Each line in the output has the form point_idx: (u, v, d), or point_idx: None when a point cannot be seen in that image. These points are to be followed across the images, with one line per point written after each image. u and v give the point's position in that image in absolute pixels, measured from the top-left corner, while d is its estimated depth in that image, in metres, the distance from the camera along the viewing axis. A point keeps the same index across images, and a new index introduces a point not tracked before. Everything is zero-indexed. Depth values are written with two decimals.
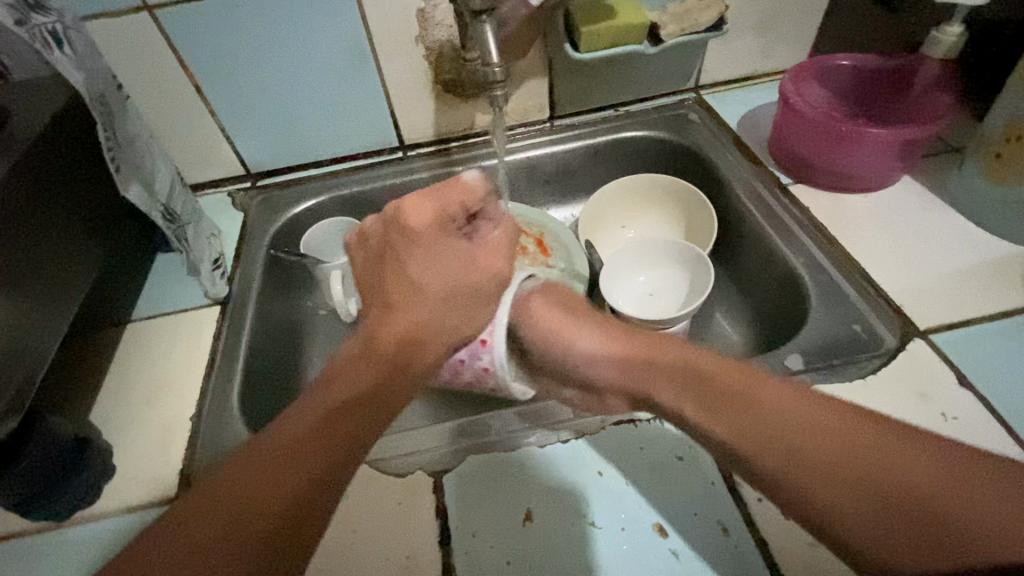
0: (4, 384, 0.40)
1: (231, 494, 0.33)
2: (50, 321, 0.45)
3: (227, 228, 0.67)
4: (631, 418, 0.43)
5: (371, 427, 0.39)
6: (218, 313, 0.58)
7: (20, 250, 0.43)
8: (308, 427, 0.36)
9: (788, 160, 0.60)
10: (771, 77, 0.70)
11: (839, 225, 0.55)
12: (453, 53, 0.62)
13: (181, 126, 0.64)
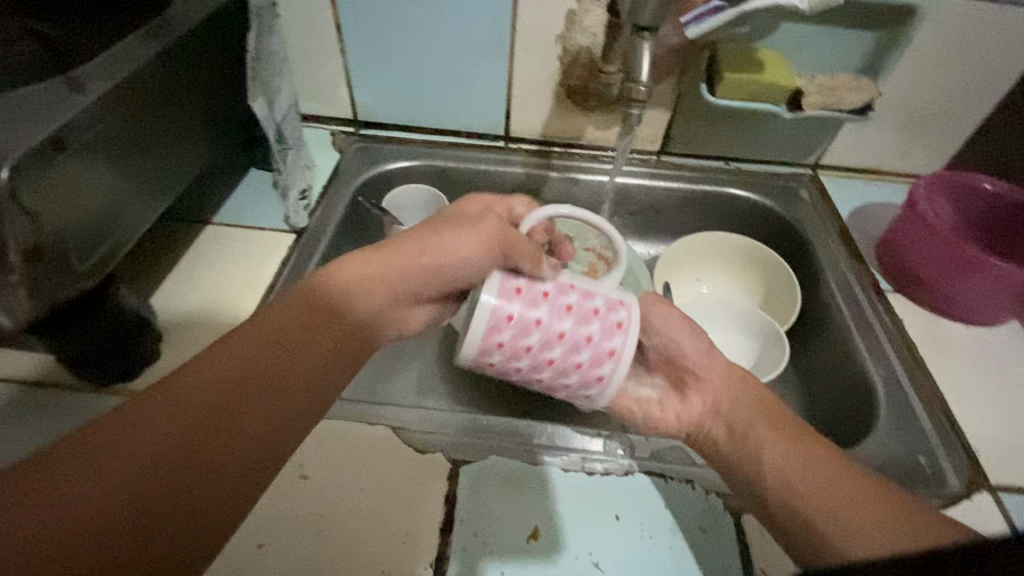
0: (100, 242, 0.43)
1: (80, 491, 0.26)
2: (151, 200, 0.47)
3: (321, 164, 0.68)
4: (662, 473, 0.42)
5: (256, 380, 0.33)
6: (292, 240, 0.59)
7: (148, 129, 0.45)
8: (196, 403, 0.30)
9: (893, 267, 0.57)
10: (893, 177, 0.68)
11: (928, 347, 0.52)
12: (587, 61, 0.62)
13: (312, 58, 0.66)
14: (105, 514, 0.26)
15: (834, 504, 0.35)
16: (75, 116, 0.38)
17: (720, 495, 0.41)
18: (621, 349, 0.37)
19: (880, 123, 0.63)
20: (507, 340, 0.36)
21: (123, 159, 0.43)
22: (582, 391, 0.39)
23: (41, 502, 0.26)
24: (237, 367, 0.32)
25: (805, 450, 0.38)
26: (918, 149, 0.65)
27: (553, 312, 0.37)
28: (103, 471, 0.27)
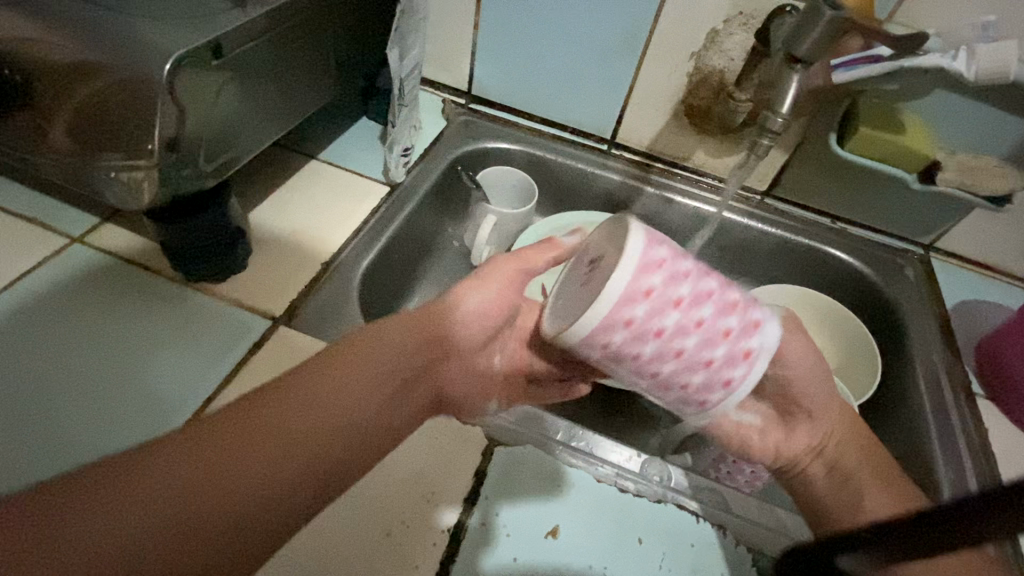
0: (224, 149, 0.45)
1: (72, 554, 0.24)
2: (274, 123, 0.50)
3: (427, 127, 0.70)
4: (695, 511, 0.40)
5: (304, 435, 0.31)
6: (385, 191, 0.61)
7: (289, 56, 0.48)
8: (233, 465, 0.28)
9: (991, 372, 0.53)
10: (1012, 280, 0.62)
11: (1011, 466, 0.48)
12: (716, 85, 0.60)
13: (446, 25, 0.68)
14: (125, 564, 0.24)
15: (863, 480, 0.41)
16: (235, 28, 0.41)
17: (751, 550, 0.39)
18: (755, 355, 0.33)
19: (1014, 219, 0.59)
20: (612, 357, 0.33)
21: (261, 79, 0.46)
22: (701, 398, 0.34)
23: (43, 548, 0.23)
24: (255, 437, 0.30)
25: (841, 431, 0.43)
26: None
27: (667, 333, 0.31)
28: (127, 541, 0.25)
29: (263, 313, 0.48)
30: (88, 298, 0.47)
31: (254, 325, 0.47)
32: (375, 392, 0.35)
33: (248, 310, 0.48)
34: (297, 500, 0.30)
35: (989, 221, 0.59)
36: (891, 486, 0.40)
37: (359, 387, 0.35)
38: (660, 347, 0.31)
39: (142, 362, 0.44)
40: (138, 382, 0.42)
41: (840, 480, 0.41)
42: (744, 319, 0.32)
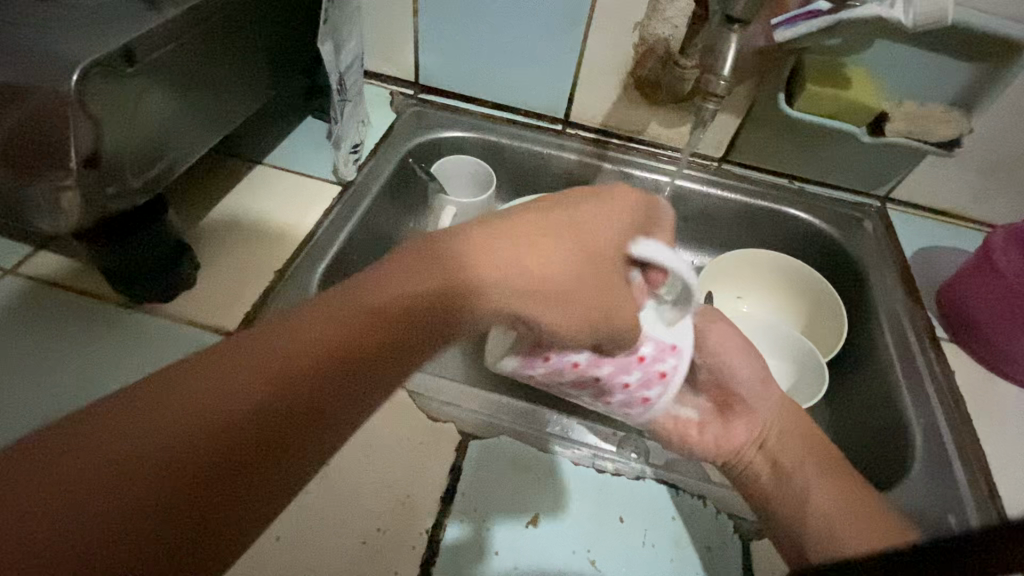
0: (152, 163, 0.43)
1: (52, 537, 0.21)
2: (207, 128, 0.48)
3: (376, 122, 0.68)
4: (674, 484, 0.40)
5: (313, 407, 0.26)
6: (337, 192, 0.59)
7: (213, 56, 0.45)
8: (228, 434, 0.24)
9: (953, 315, 0.54)
10: (968, 223, 0.63)
11: (977, 405, 0.49)
12: (662, 54, 0.59)
13: (384, 14, 0.66)
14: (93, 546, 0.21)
15: (838, 510, 0.38)
16: (149, 30, 0.38)
17: (731, 517, 0.39)
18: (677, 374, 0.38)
19: (964, 163, 0.59)
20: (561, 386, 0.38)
21: (185, 82, 0.43)
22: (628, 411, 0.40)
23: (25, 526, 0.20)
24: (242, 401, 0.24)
25: (816, 454, 0.41)
26: (1000, 196, 0.61)
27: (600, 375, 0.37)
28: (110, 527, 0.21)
29: (217, 328, 0.46)
30: (27, 331, 0.44)
31: (208, 343, 0.45)
32: (352, 353, 0.27)
33: (200, 328, 0.46)
34: (243, 495, 0.24)
35: (941, 168, 0.60)
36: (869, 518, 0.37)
37: (259, 387, 0.25)
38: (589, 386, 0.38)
39: (92, 391, 0.42)
40: None
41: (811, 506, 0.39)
42: (667, 348, 0.37)
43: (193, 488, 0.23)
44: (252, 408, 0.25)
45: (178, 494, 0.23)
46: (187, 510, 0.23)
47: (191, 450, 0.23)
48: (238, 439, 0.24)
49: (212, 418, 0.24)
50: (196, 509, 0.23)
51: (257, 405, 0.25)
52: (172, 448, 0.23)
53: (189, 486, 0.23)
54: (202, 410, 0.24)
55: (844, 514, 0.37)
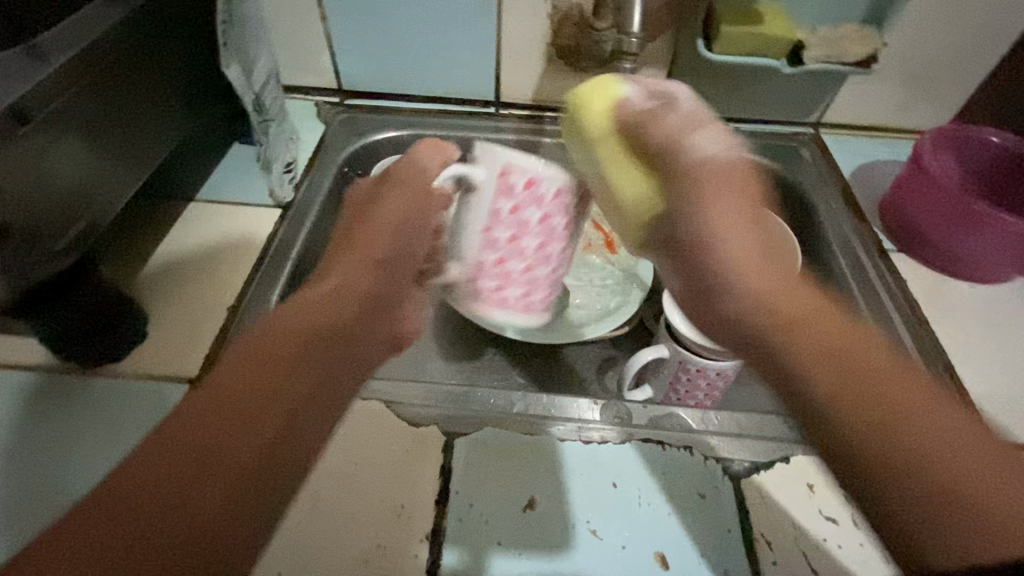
0: (70, 223, 0.41)
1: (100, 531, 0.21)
2: (127, 176, 0.46)
3: (306, 136, 0.66)
4: (661, 440, 0.41)
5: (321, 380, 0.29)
6: (278, 215, 0.57)
7: (118, 100, 0.43)
8: (254, 398, 0.26)
9: (897, 226, 0.55)
10: (899, 134, 0.66)
11: (932, 307, 0.51)
12: (578, 19, 0.59)
13: (291, 25, 0.63)
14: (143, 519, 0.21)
15: (939, 448, 0.23)
16: (35, 85, 0.36)
17: (720, 460, 0.40)
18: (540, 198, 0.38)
19: (885, 77, 0.61)
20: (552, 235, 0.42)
21: (93, 134, 0.41)
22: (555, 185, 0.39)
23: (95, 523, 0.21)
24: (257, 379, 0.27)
25: (842, 350, 0.27)
26: (923, 103, 0.63)
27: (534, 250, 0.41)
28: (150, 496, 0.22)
29: (177, 378, 0.45)
30: None
31: (172, 394, 0.44)
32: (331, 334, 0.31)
33: (160, 381, 0.44)
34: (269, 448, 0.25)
35: (865, 86, 0.62)
36: (984, 449, 0.23)
37: (304, 351, 0.29)
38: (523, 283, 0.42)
39: (57, 468, 0.40)
40: (56, 490, 0.39)
41: (842, 408, 0.26)
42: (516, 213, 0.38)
43: (225, 456, 0.24)
44: (269, 374, 0.27)
45: (214, 455, 0.24)
46: (222, 472, 0.24)
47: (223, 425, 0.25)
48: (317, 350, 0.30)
49: (244, 390, 0.26)
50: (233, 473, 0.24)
51: (283, 369, 0.28)
52: (214, 421, 0.25)
53: (221, 451, 0.24)
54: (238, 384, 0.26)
55: (948, 467, 0.23)
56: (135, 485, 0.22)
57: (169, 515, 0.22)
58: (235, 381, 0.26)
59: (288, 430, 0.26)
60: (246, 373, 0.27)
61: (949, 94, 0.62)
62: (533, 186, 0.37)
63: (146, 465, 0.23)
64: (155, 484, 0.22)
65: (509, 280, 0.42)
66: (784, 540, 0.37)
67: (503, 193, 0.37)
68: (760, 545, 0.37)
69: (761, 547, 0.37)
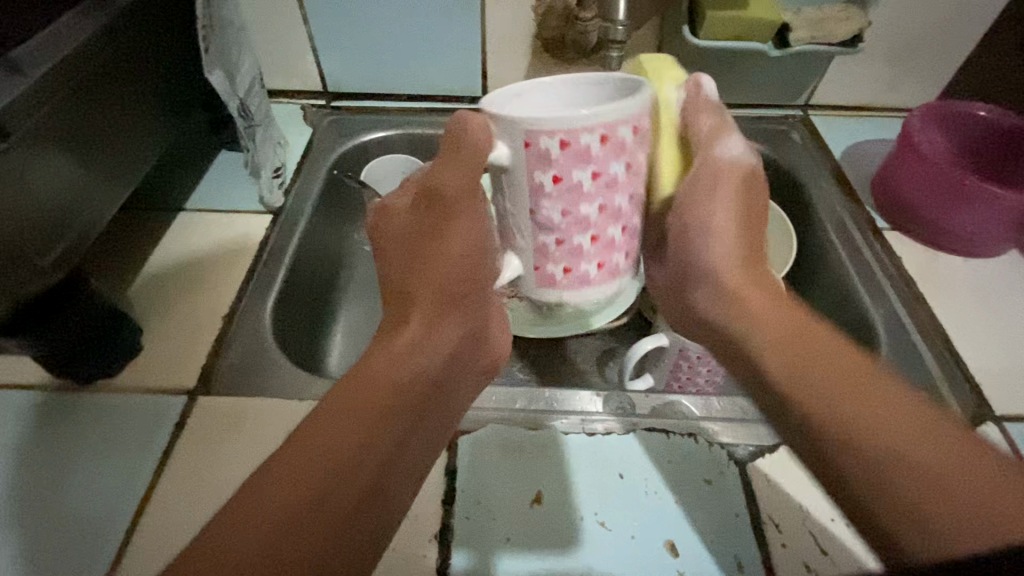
0: (58, 237, 0.40)
1: (264, 523, 0.26)
2: (113, 190, 0.45)
3: (293, 140, 0.65)
4: (665, 428, 0.41)
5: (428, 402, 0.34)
6: (269, 220, 0.57)
7: (98, 112, 0.42)
8: (379, 418, 0.31)
9: (890, 204, 0.56)
10: (887, 113, 0.66)
11: (928, 283, 0.51)
12: (562, 10, 0.59)
13: (273, 28, 0.63)
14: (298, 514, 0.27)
15: (914, 467, 0.25)
16: (14, 99, 0.35)
17: (724, 446, 0.40)
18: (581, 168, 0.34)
19: (871, 56, 0.61)
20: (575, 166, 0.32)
21: (74, 148, 0.40)
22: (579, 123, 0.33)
23: (260, 516, 0.26)
24: (381, 401, 0.32)
25: (833, 367, 0.30)
26: (910, 80, 0.63)
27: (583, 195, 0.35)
28: (304, 496, 0.27)
29: (175, 390, 0.44)
30: None
31: (170, 406, 0.43)
32: (435, 354, 0.35)
33: (158, 393, 0.44)
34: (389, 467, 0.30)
35: (852, 66, 0.62)
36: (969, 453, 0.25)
37: (414, 374, 0.34)
38: (598, 253, 0.37)
39: (58, 487, 0.39)
40: (58, 509, 0.38)
41: (842, 425, 0.28)
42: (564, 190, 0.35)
43: (354, 469, 0.29)
44: (391, 397, 0.32)
45: (351, 466, 0.29)
46: (355, 482, 0.29)
47: (356, 440, 0.30)
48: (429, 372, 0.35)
49: (373, 410, 0.31)
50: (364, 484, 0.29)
51: (400, 392, 0.33)
52: (348, 437, 0.30)
53: (354, 463, 0.29)
54: (367, 404, 0.32)
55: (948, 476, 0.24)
56: (280, 487, 0.27)
57: (318, 513, 0.27)
58: (342, 426, 0.30)
59: (381, 480, 0.30)
60: (350, 419, 0.31)
61: (935, 70, 0.62)
62: (572, 144, 0.32)
63: (302, 470, 0.28)
64: (310, 485, 0.28)
65: (581, 258, 0.37)
66: (792, 522, 0.37)
67: (574, 162, 0.33)
68: (769, 528, 0.37)
69: (769, 530, 0.37)
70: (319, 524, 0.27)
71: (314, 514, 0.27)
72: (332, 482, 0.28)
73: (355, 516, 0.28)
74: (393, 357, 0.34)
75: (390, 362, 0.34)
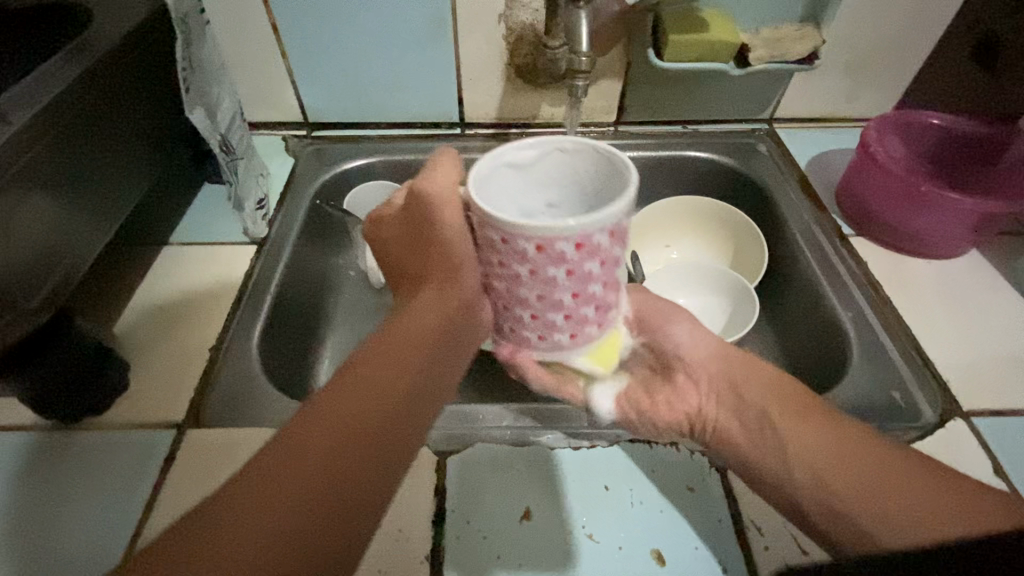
0: (43, 279, 0.41)
1: (281, 483, 0.28)
2: (99, 229, 0.46)
3: (275, 170, 0.66)
4: (647, 439, 0.42)
5: (426, 374, 0.36)
6: (253, 251, 0.57)
7: (82, 152, 0.43)
8: (381, 385, 0.33)
9: (854, 211, 0.58)
10: (848, 124, 0.69)
11: (894, 286, 0.53)
12: (533, 38, 0.61)
13: (253, 63, 0.64)
14: (308, 473, 0.28)
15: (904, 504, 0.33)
16: None
17: (705, 453, 0.41)
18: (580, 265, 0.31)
19: (828, 71, 0.64)
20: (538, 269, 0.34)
21: (59, 188, 0.41)
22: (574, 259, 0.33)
23: (270, 474, 0.28)
24: (384, 371, 0.34)
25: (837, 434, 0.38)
26: (867, 92, 0.66)
27: (577, 287, 0.32)
28: (313, 456, 0.29)
29: (162, 424, 0.44)
30: None
31: (159, 440, 0.43)
32: (431, 331, 0.38)
33: (146, 428, 0.44)
34: (391, 436, 0.32)
35: (810, 80, 0.65)
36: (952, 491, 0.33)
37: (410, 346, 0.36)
38: (570, 326, 0.35)
39: (46, 526, 0.39)
40: (47, 550, 0.38)
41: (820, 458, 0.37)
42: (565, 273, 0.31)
43: (361, 433, 0.31)
44: (390, 367, 0.34)
45: (358, 430, 0.31)
46: (361, 445, 0.30)
47: (361, 403, 0.32)
48: (424, 345, 0.37)
49: (377, 379, 0.33)
50: (367, 450, 0.31)
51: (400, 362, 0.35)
52: (355, 400, 0.32)
53: (360, 426, 0.31)
54: (371, 371, 0.34)
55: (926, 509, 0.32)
56: (296, 442, 0.29)
57: (322, 472, 0.29)
58: (372, 374, 0.34)
59: (404, 417, 0.33)
60: (382, 368, 0.34)
61: (889, 82, 0.65)
62: (547, 250, 0.29)
63: (314, 432, 0.30)
64: (321, 445, 0.30)
65: (553, 329, 0.35)
66: (774, 525, 0.38)
67: (550, 265, 0.30)
68: (750, 531, 0.38)
69: (752, 534, 0.38)
70: (322, 484, 0.28)
71: (318, 472, 0.29)
72: (337, 443, 0.30)
73: (356, 483, 0.29)
74: (390, 334, 0.37)
75: (387, 339, 0.36)
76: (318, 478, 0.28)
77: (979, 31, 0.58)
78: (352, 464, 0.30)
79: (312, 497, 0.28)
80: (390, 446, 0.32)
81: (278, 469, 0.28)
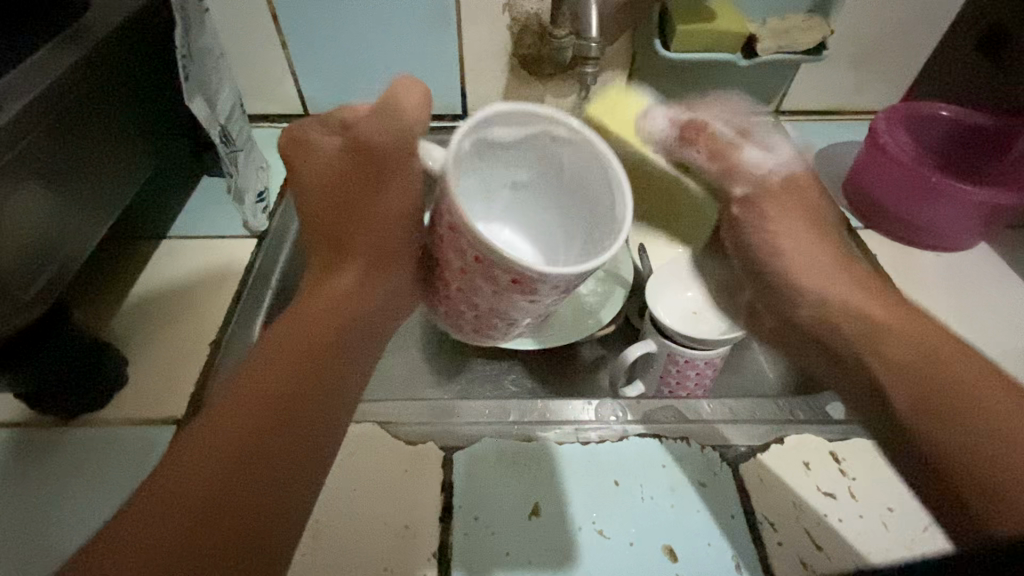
0: (41, 270, 0.40)
1: (164, 527, 0.24)
2: (96, 217, 0.45)
3: (275, 163, 0.65)
4: (657, 433, 0.41)
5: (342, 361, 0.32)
6: (254, 244, 0.56)
7: (78, 142, 0.42)
8: (285, 371, 0.30)
9: (862, 203, 0.57)
10: (853, 116, 0.68)
11: (904, 279, 0.53)
12: (536, 28, 0.60)
13: (253, 54, 0.63)
14: (196, 500, 0.25)
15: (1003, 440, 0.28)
16: None
17: (716, 448, 0.41)
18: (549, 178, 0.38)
19: (835, 62, 0.63)
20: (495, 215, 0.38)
21: (56, 178, 0.40)
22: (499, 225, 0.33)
23: (144, 503, 0.25)
24: (292, 358, 0.31)
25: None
26: (874, 83, 0.66)
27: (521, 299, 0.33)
28: (201, 480, 0.25)
29: (162, 420, 0.44)
30: None
31: (159, 436, 0.42)
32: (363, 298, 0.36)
33: (147, 423, 0.43)
34: (295, 428, 0.28)
35: (817, 72, 0.64)
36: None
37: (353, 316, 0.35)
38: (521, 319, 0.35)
39: (42, 523, 0.38)
40: (44, 548, 0.37)
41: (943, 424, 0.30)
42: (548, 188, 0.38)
43: (255, 437, 0.27)
44: (295, 352, 0.31)
45: (253, 426, 0.27)
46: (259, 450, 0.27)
47: (254, 399, 0.28)
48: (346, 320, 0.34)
49: (291, 364, 0.30)
50: (271, 455, 0.27)
51: (314, 337, 0.32)
52: (253, 406, 0.28)
53: (258, 431, 0.27)
54: (281, 356, 0.31)
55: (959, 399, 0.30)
56: (184, 463, 0.26)
57: (211, 493, 0.25)
58: (261, 385, 0.29)
59: (312, 406, 0.30)
60: (277, 367, 0.30)
61: (897, 74, 0.65)
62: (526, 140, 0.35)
63: (202, 447, 0.26)
64: (206, 464, 0.26)
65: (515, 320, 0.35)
66: (787, 520, 0.37)
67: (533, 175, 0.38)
68: (763, 526, 0.37)
69: (765, 530, 0.37)
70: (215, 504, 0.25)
71: (205, 495, 0.25)
72: (232, 459, 0.26)
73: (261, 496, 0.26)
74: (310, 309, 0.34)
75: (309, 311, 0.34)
76: (208, 500, 0.25)
77: (986, 23, 0.58)
78: (260, 478, 0.26)
79: (208, 518, 0.24)
80: (301, 445, 0.28)
81: (159, 506, 0.24)
